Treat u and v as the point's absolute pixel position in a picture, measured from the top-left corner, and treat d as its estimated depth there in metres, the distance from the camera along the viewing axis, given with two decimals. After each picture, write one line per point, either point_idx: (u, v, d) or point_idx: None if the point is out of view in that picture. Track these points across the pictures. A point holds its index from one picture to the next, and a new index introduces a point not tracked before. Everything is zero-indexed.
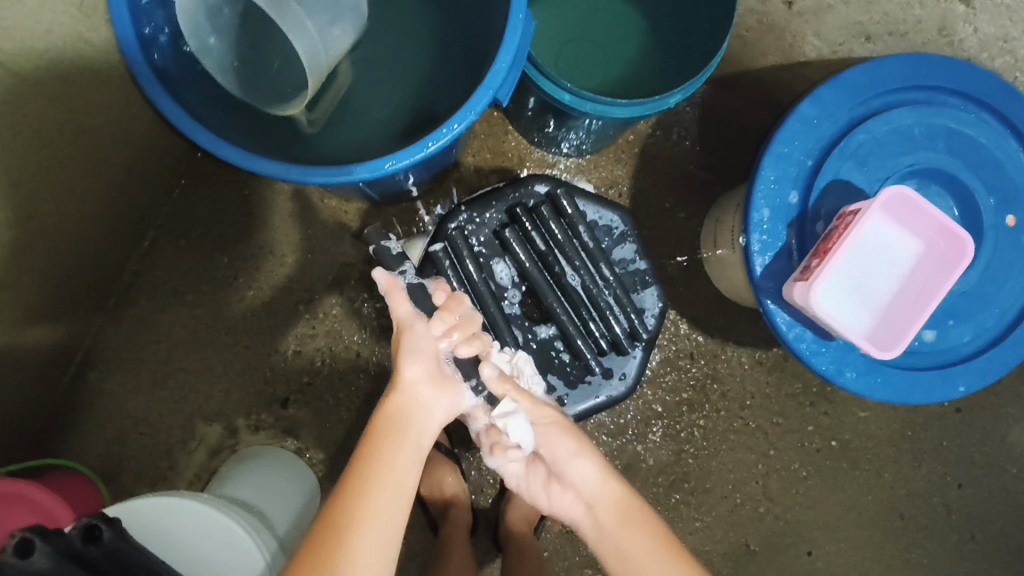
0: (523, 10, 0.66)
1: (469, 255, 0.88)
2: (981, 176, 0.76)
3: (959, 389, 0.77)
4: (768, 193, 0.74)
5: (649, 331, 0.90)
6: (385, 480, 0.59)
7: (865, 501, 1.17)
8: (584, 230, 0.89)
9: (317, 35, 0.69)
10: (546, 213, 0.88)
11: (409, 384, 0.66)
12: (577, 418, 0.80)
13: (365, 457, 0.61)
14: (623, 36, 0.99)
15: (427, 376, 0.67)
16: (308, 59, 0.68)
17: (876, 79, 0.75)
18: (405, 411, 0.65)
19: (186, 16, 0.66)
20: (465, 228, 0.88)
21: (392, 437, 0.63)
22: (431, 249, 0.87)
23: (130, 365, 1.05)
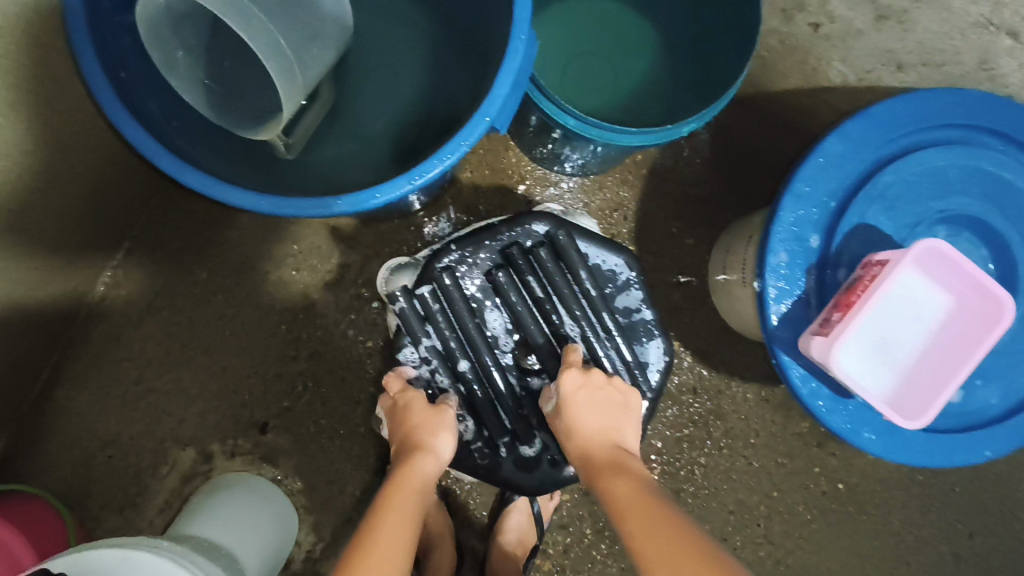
0: (526, 30, 0.60)
1: (461, 300, 0.82)
2: (1018, 226, 0.70)
3: (985, 454, 0.71)
4: (787, 235, 0.68)
5: (653, 388, 0.84)
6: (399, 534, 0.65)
7: (871, 547, 1.11)
8: (585, 277, 0.83)
9: (292, 55, 0.63)
10: (543, 256, 0.82)
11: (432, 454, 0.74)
12: (604, 402, 0.77)
13: (382, 513, 0.67)
14: (634, 51, 0.93)
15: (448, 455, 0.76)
16: (283, 83, 0.61)
17: (909, 117, 0.69)
18: (423, 479, 0.71)
19: (147, 28, 0.59)
20: (456, 270, 0.82)
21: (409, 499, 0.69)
22: (418, 292, 0.82)
23: (99, 384, 0.99)
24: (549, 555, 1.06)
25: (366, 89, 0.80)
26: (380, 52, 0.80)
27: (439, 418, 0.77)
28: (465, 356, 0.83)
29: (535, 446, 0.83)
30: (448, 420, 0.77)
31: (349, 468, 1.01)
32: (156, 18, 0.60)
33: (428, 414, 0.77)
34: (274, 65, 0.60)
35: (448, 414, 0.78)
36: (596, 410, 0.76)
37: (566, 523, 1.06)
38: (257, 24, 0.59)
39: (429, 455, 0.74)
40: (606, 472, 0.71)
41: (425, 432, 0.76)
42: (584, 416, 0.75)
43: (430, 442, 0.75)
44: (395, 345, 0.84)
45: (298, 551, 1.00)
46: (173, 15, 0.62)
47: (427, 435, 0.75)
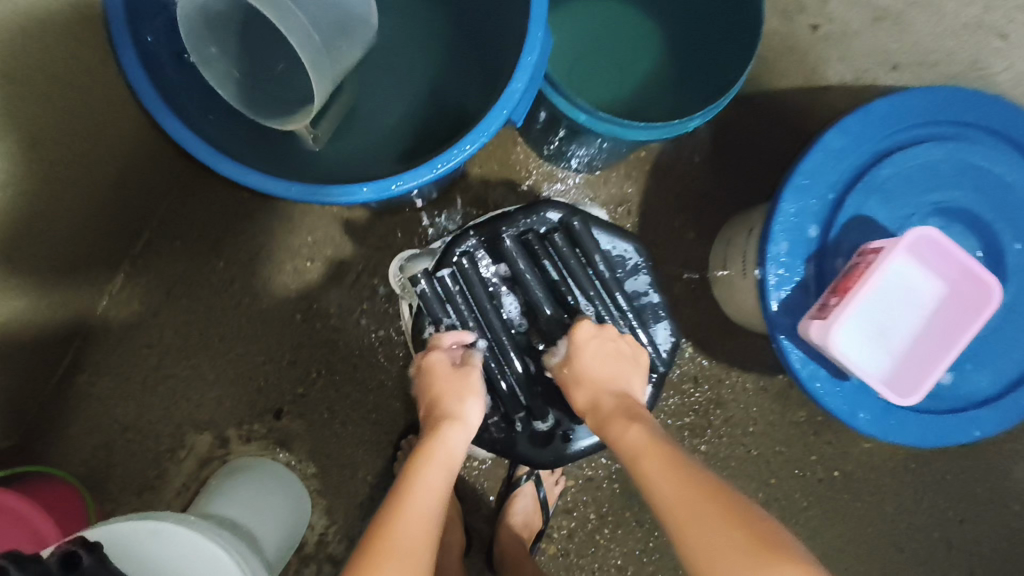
0: (542, 28, 0.63)
1: (478, 282, 0.85)
2: (1008, 216, 0.74)
3: (975, 434, 0.75)
4: (787, 226, 0.72)
5: (664, 365, 0.88)
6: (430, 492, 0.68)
7: (865, 533, 1.15)
8: (599, 260, 0.85)
9: (323, 48, 0.67)
10: (559, 241, 0.85)
11: (459, 420, 0.77)
12: (615, 351, 0.81)
13: (415, 473, 0.70)
14: (640, 51, 0.96)
15: (474, 421, 0.78)
16: (316, 75, 0.65)
17: (904, 113, 0.72)
18: (452, 444, 0.74)
19: (186, 26, 0.62)
20: (475, 253, 0.85)
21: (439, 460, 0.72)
22: (438, 275, 0.85)
23: (119, 369, 1.02)
24: (554, 539, 1.09)
25: (384, 85, 0.83)
26: (397, 51, 0.83)
27: (466, 383, 0.80)
28: (483, 336, 0.86)
29: (548, 422, 0.86)
30: (473, 386, 0.80)
31: (361, 453, 1.04)
32: (194, 16, 0.63)
33: (454, 381, 0.80)
34: (309, 58, 0.64)
35: (474, 379, 0.81)
36: (602, 359, 0.80)
37: (571, 508, 1.10)
38: (293, 18, 0.63)
39: (459, 422, 0.76)
40: (614, 420, 0.75)
41: (454, 399, 0.78)
42: (591, 363, 0.80)
43: (457, 409, 0.78)
44: (418, 326, 0.86)
45: (311, 533, 1.03)
46: (210, 12, 0.65)
47: (454, 402, 0.78)
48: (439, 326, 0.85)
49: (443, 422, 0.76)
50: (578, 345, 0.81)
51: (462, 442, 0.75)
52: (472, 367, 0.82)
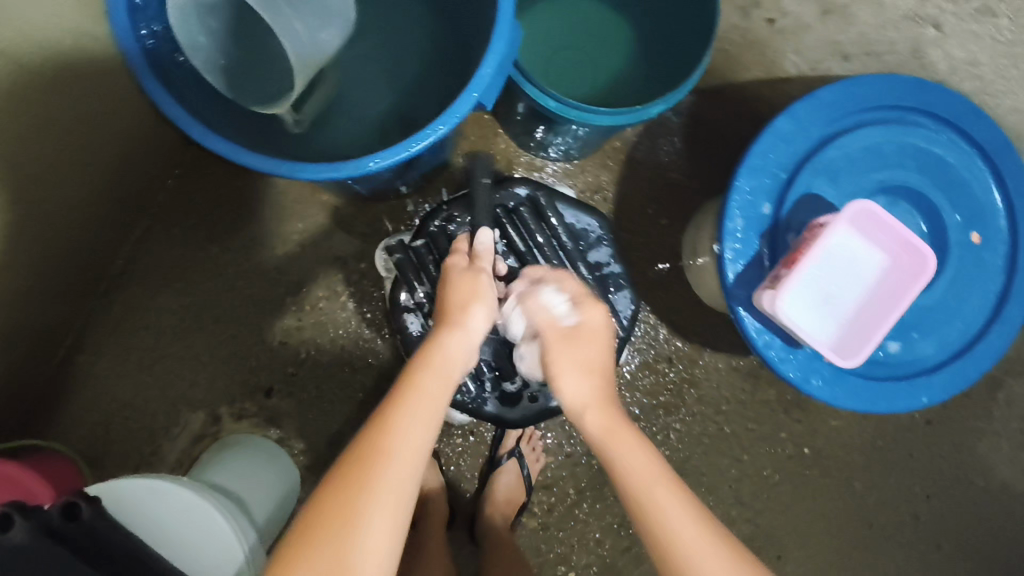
0: (509, 19, 0.68)
1: (451, 252, 0.90)
2: (949, 195, 0.79)
3: (922, 400, 0.80)
4: (743, 203, 0.77)
5: (624, 331, 0.92)
6: (422, 408, 0.61)
7: (835, 508, 1.19)
8: (563, 232, 0.91)
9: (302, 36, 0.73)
10: (525, 215, 0.91)
11: (462, 326, 0.68)
12: (609, 338, 0.73)
13: (410, 386, 0.62)
14: (612, 45, 1.01)
15: (480, 330, 0.70)
16: (293, 60, 0.71)
17: (851, 99, 0.78)
18: (452, 354, 0.66)
19: (178, 16, 0.70)
20: (448, 227, 0.91)
21: (436, 371, 0.64)
22: (413, 245, 0.91)
23: (117, 351, 1.06)
24: (535, 513, 1.13)
25: (368, 76, 0.89)
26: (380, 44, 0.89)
27: (474, 287, 0.72)
28: None
29: (516, 383, 0.91)
30: (482, 292, 0.72)
31: (348, 430, 1.09)
32: (186, 8, 0.70)
33: (463, 282, 0.72)
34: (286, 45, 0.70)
35: (483, 284, 0.72)
36: (600, 351, 0.71)
37: (551, 483, 1.14)
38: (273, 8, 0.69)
39: (460, 330, 0.68)
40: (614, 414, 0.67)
41: (459, 305, 0.70)
42: (597, 346, 0.71)
43: (461, 315, 0.69)
44: (394, 294, 0.91)
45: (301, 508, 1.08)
46: (200, 5, 0.72)
47: (458, 307, 0.70)
48: (414, 293, 0.90)
49: (444, 327, 0.68)
50: (588, 325, 0.72)
51: (465, 353, 0.67)
52: (481, 272, 0.74)
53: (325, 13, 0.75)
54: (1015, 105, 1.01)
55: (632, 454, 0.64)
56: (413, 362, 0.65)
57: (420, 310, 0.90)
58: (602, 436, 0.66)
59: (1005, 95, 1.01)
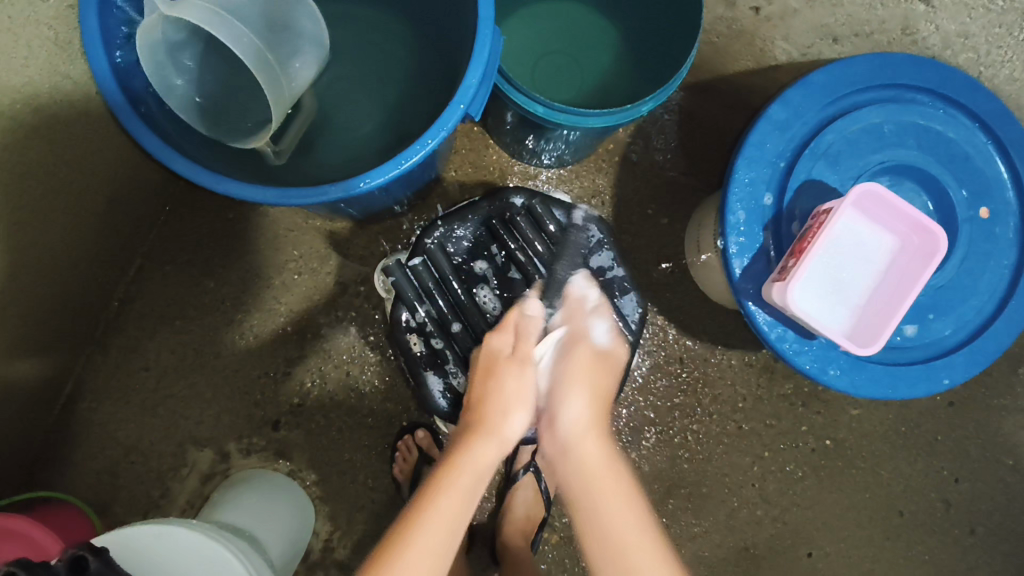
0: (490, 26, 0.67)
1: (449, 268, 0.89)
2: (953, 171, 0.77)
3: (944, 382, 0.78)
4: (743, 195, 0.75)
5: (633, 334, 0.91)
6: (448, 516, 0.62)
7: (863, 499, 1.16)
8: (562, 240, 0.90)
9: (278, 67, 0.71)
10: (521, 224, 0.90)
11: (496, 431, 0.70)
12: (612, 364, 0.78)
13: (439, 488, 0.64)
14: (596, 48, 1.00)
15: (515, 435, 0.72)
16: (271, 90, 0.69)
17: (844, 82, 0.76)
18: (485, 460, 0.67)
19: (150, 58, 0.67)
20: (442, 243, 0.90)
21: (469, 480, 0.65)
22: (409, 264, 0.89)
23: (120, 394, 1.05)
24: (557, 528, 1.11)
25: (354, 99, 0.88)
26: (361, 64, 0.88)
27: (514, 386, 0.73)
28: (457, 320, 0.89)
29: None
30: (517, 397, 0.73)
31: (360, 457, 1.07)
32: (157, 49, 0.68)
33: (506, 376, 0.74)
34: (264, 76, 0.68)
35: (521, 386, 0.73)
36: (587, 395, 0.73)
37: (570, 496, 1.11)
38: (246, 39, 0.66)
39: (489, 439, 0.69)
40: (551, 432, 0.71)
41: (495, 408, 0.71)
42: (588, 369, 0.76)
43: (499, 424, 0.70)
44: (394, 315, 0.89)
45: (317, 540, 1.05)
46: (172, 44, 0.70)
47: (499, 413, 0.71)
48: (415, 313, 0.89)
49: (481, 435, 0.69)
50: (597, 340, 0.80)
51: (496, 462, 0.69)
52: (512, 364, 0.75)
53: (298, 42, 0.75)
54: (1012, 74, 0.96)
55: (603, 480, 0.65)
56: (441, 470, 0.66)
57: (424, 328, 0.89)
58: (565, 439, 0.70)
59: (1004, 65, 0.96)
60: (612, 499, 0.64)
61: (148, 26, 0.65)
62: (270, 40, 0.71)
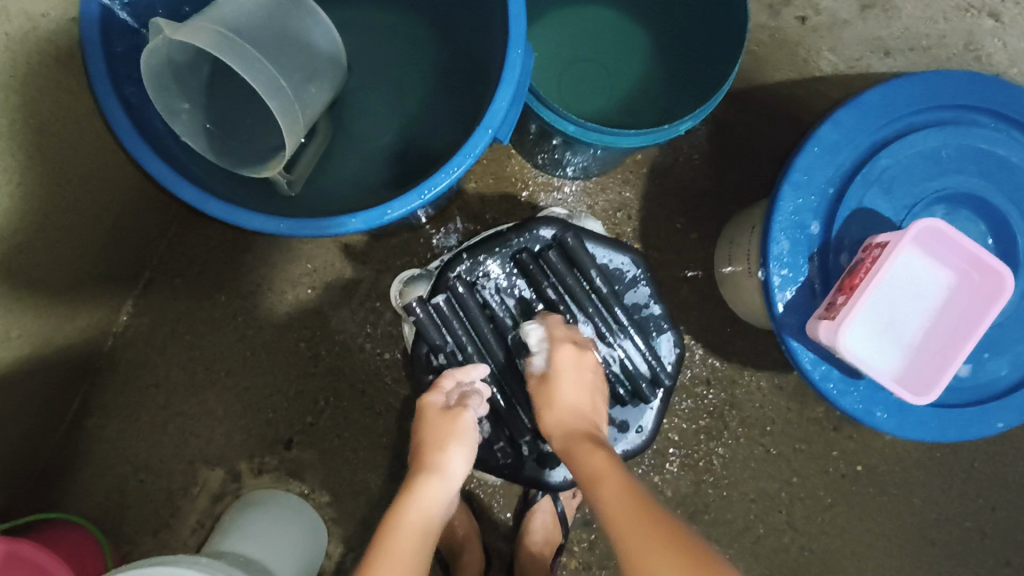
0: (522, 45, 0.62)
1: (477, 306, 0.84)
2: (1017, 200, 0.72)
3: (997, 426, 0.73)
4: (788, 224, 0.70)
5: (670, 377, 0.87)
6: (414, 541, 0.66)
7: (894, 527, 1.12)
8: (596, 276, 0.84)
9: (292, 94, 0.67)
10: (553, 258, 0.84)
11: (443, 467, 0.73)
12: (588, 377, 0.78)
13: (398, 509, 0.69)
14: (627, 56, 0.95)
15: (459, 471, 0.74)
16: (285, 118, 0.65)
17: (901, 101, 0.71)
18: (431, 500, 0.70)
19: (154, 83, 0.62)
20: (467, 277, 0.85)
21: (423, 518, 0.68)
22: (432, 301, 0.84)
23: (129, 411, 1.02)
24: (576, 552, 1.07)
25: (371, 109, 0.83)
26: (379, 75, 0.84)
27: (452, 429, 0.76)
28: (484, 360, 0.85)
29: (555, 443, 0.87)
30: (456, 434, 0.75)
31: (374, 479, 1.03)
32: (161, 74, 0.63)
33: (438, 426, 0.76)
34: (277, 103, 0.64)
35: (454, 428, 0.76)
36: (561, 398, 0.77)
37: (590, 520, 1.08)
38: (258, 65, 0.62)
39: (437, 477, 0.72)
40: (581, 449, 0.72)
41: (437, 445, 0.74)
42: (567, 385, 0.77)
43: (441, 460, 0.74)
44: (415, 352, 0.85)
45: (329, 563, 1.02)
46: (177, 67, 0.65)
47: (437, 451, 0.74)
48: (438, 353, 0.85)
49: (423, 473, 0.73)
50: (561, 361, 0.78)
51: (443, 498, 0.72)
52: (439, 413, 0.77)
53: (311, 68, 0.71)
54: None
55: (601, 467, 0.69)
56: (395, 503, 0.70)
57: (447, 363, 0.85)
58: (561, 442, 0.74)
59: None
60: (611, 483, 0.66)
61: (152, 49, 0.60)
62: (283, 64, 0.67)
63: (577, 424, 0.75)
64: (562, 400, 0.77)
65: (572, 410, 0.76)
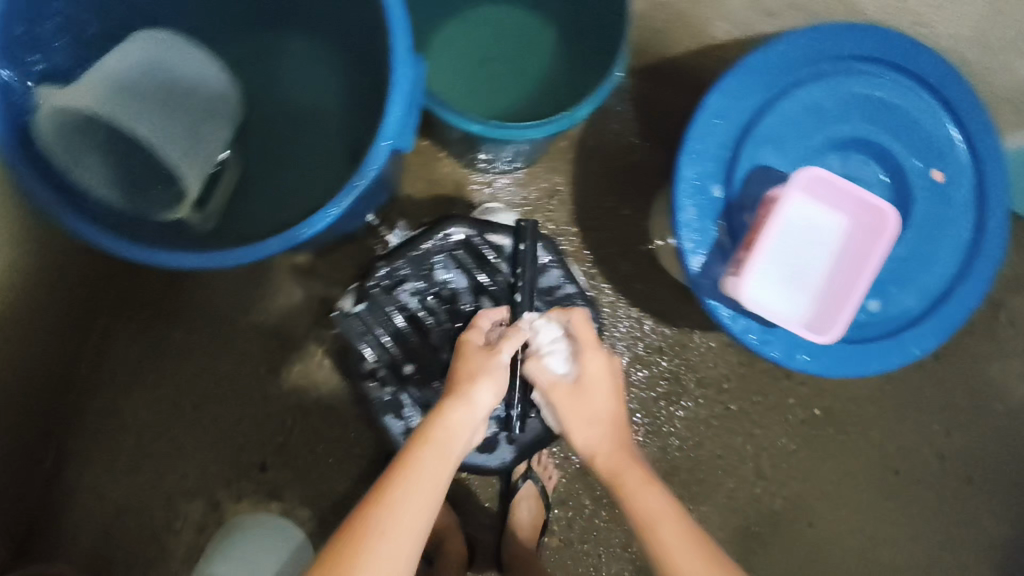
0: (407, 58, 0.65)
1: (398, 310, 0.89)
2: (903, 138, 0.76)
3: (916, 352, 0.76)
4: (690, 191, 0.74)
5: None
6: (435, 474, 0.65)
7: (858, 464, 1.16)
8: (503, 267, 0.88)
9: (181, 139, 0.74)
10: (464, 257, 0.88)
11: (467, 398, 0.71)
12: (613, 384, 0.79)
13: (420, 438, 0.67)
14: (536, 49, 0.98)
15: (488, 404, 0.72)
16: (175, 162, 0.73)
17: (780, 59, 0.75)
18: (455, 428, 0.68)
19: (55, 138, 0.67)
20: (386, 284, 0.87)
21: (445, 449, 0.67)
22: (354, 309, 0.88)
23: (102, 457, 1.04)
24: (556, 531, 1.11)
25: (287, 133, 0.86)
26: (284, 96, 0.85)
27: (486, 364, 0.74)
28: (411, 360, 0.90)
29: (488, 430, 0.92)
30: (488, 369, 0.73)
31: (351, 488, 1.06)
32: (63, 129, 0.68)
33: (473, 360, 0.74)
34: (165, 150, 0.72)
35: (487, 363, 0.74)
36: (601, 411, 0.77)
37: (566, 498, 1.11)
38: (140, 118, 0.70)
39: (462, 404, 0.70)
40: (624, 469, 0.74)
41: (465, 377, 0.72)
42: (602, 398, 0.77)
43: (468, 389, 0.71)
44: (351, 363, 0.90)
45: None
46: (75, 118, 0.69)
47: (466, 380, 0.72)
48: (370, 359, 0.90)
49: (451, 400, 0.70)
50: (591, 372, 0.78)
51: (467, 427, 0.69)
52: (476, 351, 0.75)
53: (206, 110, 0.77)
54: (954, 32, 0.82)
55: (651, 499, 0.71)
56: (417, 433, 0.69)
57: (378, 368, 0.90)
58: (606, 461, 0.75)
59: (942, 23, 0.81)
60: (666, 518, 0.69)
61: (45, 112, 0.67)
62: (172, 112, 0.74)
63: (621, 442, 0.76)
64: (604, 412, 0.77)
65: (615, 429, 0.76)
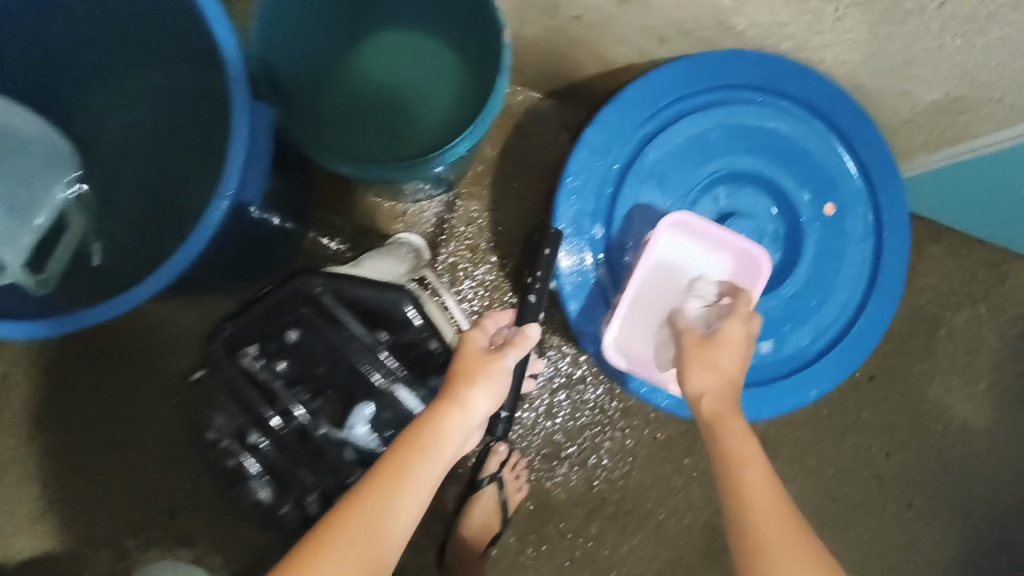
0: (243, 118, 0.65)
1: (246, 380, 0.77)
2: (791, 172, 0.77)
3: (813, 393, 0.76)
4: (573, 232, 0.76)
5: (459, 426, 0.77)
6: (420, 490, 0.58)
7: (793, 490, 1.13)
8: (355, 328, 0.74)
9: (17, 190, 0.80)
10: (311, 317, 0.74)
11: (466, 406, 0.61)
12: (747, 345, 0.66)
13: (409, 450, 0.59)
14: (435, 68, 0.91)
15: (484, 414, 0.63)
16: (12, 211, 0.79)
17: (660, 91, 0.74)
18: (450, 440, 0.60)
19: None
20: (229, 351, 0.76)
21: (436, 461, 0.59)
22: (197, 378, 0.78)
23: (4, 510, 1.01)
24: None
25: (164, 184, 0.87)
26: (155, 142, 0.86)
27: (489, 372, 0.63)
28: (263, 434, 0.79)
29: None
30: (490, 379, 0.63)
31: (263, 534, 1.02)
32: None
33: (475, 362, 0.63)
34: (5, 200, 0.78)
35: (489, 370, 0.63)
36: (714, 369, 0.64)
37: None
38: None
39: (457, 414, 0.61)
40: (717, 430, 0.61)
41: (465, 381, 0.62)
42: (726, 354, 0.63)
43: (465, 398, 0.61)
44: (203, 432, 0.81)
45: None
46: None
47: (464, 385, 0.62)
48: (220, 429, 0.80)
49: (443, 406, 0.61)
50: (728, 332, 0.65)
51: (463, 438, 0.61)
52: (479, 351, 0.64)
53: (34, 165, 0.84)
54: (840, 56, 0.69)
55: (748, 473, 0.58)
56: (404, 438, 0.60)
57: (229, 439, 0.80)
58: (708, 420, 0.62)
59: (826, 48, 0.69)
60: (759, 493, 0.57)
61: None
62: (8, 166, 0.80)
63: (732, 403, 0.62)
64: (726, 368, 0.63)
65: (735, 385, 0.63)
